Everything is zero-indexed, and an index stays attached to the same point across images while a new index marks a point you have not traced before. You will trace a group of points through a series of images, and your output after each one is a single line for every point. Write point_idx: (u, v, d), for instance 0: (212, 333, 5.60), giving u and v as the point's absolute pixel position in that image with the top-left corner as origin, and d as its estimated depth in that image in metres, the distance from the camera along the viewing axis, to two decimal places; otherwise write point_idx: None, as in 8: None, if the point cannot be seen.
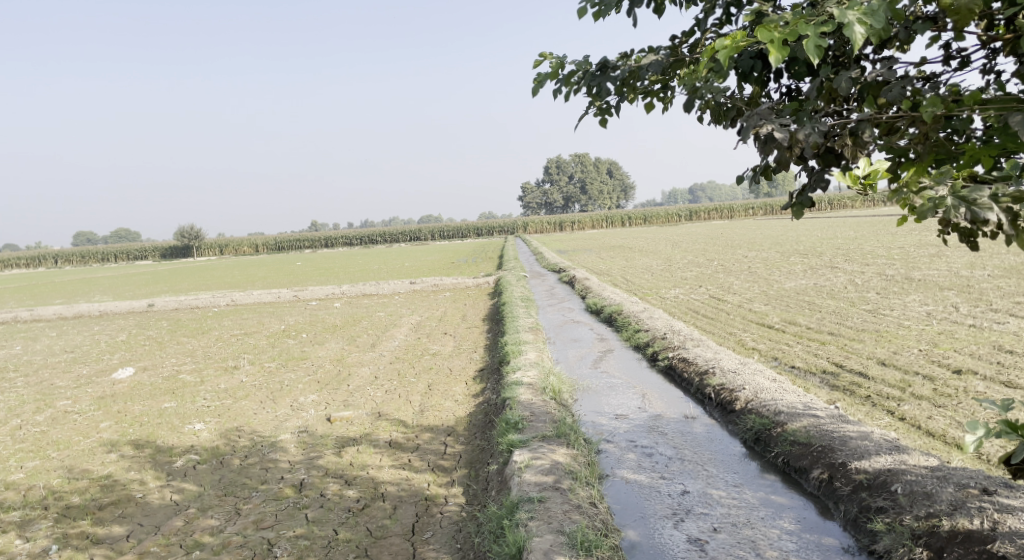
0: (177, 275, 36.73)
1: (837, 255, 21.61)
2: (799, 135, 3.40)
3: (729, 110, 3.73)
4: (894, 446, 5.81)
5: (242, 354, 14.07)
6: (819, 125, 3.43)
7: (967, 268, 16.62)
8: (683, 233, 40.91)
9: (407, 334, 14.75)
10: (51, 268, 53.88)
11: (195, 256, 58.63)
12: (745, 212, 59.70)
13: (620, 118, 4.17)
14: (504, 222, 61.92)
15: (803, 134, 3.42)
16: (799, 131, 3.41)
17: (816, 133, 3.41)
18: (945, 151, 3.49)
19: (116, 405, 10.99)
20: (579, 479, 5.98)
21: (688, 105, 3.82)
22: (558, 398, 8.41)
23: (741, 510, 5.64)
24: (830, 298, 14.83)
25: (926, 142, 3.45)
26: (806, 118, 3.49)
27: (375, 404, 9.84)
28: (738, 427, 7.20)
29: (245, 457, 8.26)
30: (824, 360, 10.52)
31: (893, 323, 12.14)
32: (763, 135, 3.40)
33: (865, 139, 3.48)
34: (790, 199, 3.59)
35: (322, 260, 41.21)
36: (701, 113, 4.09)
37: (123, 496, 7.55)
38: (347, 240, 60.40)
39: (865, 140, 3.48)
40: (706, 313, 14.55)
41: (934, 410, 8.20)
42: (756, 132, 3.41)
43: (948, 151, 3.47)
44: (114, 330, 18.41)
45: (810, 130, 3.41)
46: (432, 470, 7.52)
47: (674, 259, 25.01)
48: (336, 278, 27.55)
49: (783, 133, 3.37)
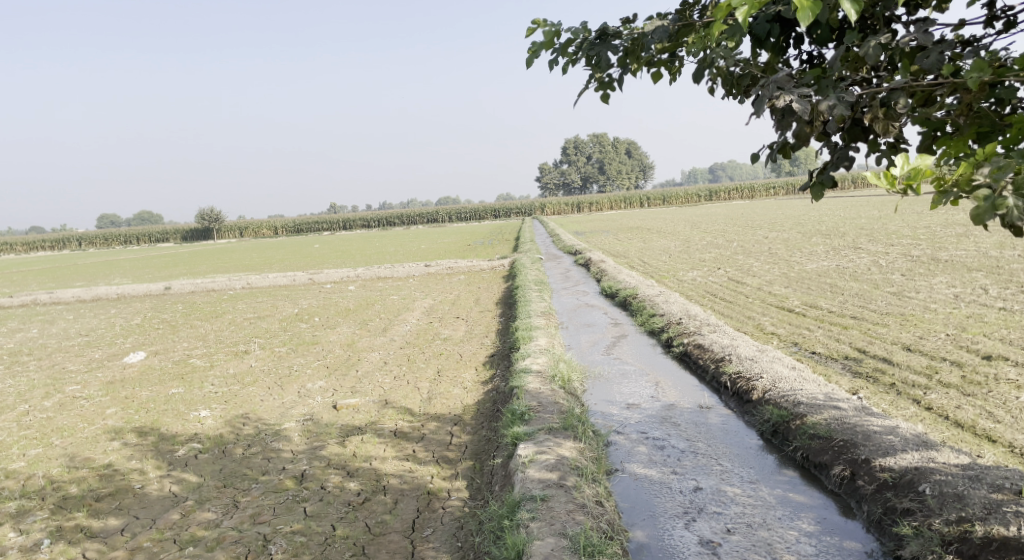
0: (196, 258, 36.78)
1: (861, 235, 21.05)
2: (821, 108, 3.08)
3: (742, 78, 3.38)
4: (922, 442, 5.47)
5: (254, 338, 13.89)
6: (843, 96, 3.10)
7: (995, 249, 16.04)
8: (703, 214, 40.28)
9: (419, 318, 14.50)
10: (75, 251, 54.26)
11: (215, 237, 58.79)
12: (766, 193, 58.81)
13: (623, 92, 3.84)
14: (522, 204, 61.46)
15: (826, 105, 3.08)
16: (821, 103, 3.08)
17: (840, 105, 3.08)
18: (990, 123, 3.14)
19: (124, 390, 10.84)
20: (585, 475, 5.70)
21: (697, 76, 3.49)
22: (568, 387, 8.11)
23: (756, 509, 5.34)
24: (853, 280, 14.37)
25: (968, 114, 3.15)
26: (828, 88, 3.15)
27: (383, 391, 9.61)
28: (755, 418, 6.88)
29: (247, 446, 8.06)
30: (846, 345, 10.13)
31: (919, 306, 11.70)
32: (780, 108, 3.08)
33: (898, 111, 3.13)
34: (810, 178, 3.23)
35: (340, 243, 41.12)
36: (711, 85, 3.74)
37: (122, 486, 7.38)
38: (366, 223, 60.27)
39: (898, 112, 3.13)
40: (724, 296, 14.16)
41: (963, 400, 7.82)
42: (773, 104, 3.08)
43: (992, 123, 3.13)
44: (130, 313, 18.35)
45: (835, 100, 3.09)
46: (436, 461, 7.27)
47: (694, 240, 24.53)
48: (353, 261, 27.36)
49: (802, 104, 3.04)
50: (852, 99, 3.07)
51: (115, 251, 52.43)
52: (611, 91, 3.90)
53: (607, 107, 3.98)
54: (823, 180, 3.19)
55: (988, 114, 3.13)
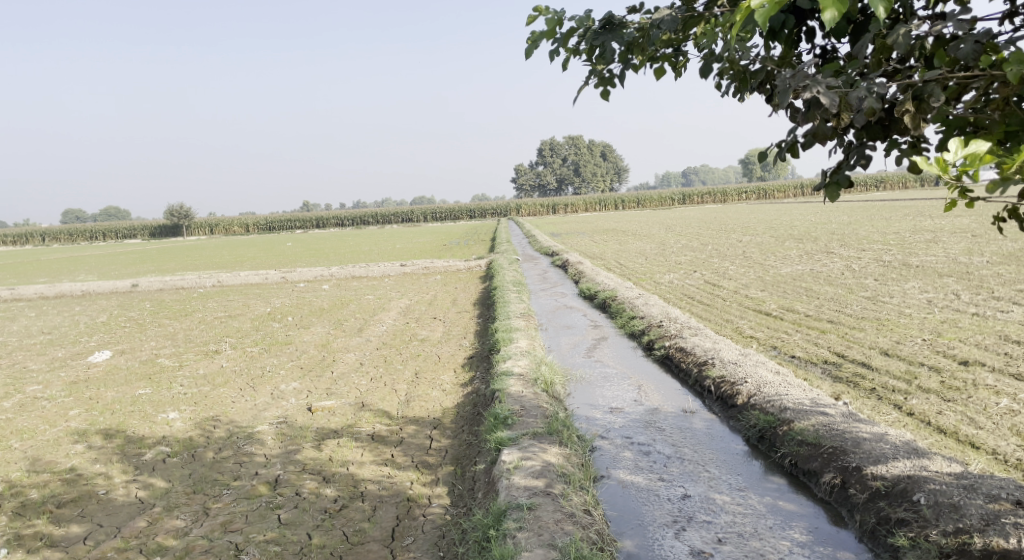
0: (165, 255, 36.10)
1: (832, 239, 21.22)
2: (850, 100, 3.10)
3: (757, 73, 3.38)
4: (913, 449, 5.42)
5: (225, 338, 13.55)
6: (874, 89, 3.11)
7: (964, 255, 16.24)
8: (677, 217, 40.47)
9: (395, 319, 14.28)
10: (41, 246, 53.04)
11: (185, 234, 57.85)
12: (738, 197, 59.33)
13: (624, 86, 3.78)
14: (497, 205, 61.30)
15: (856, 98, 3.09)
16: (851, 96, 3.10)
17: (871, 98, 3.09)
18: (1019, 121, 3.10)
19: (89, 390, 10.48)
20: (572, 483, 5.56)
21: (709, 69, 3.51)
22: (551, 390, 7.96)
23: (747, 517, 5.24)
24: (828, 284, 14.42)
25: (1003, 110, 3.11)
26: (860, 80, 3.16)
27: (359, 393, 9.39)
28: (740, 424, 6.78)
29: (219, 450, 7.79)
30: (825, 349, 10.11)
31: (894, 311, 11.74)
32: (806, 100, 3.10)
33: (932, 104, 3.11)
34: (825, 176, 3.32)
35: (313, 241, 40.66)
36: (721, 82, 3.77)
37: (85, 492, 7.08)
38: (339, 221, 59.72)
39: (932, 105, 3.11)
40: (701, 299, 14.13)
41: (944, 405, 7.80)
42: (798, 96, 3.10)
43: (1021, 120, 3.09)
44: (96, 310, 17.85)
45: (865, 93, 3.09)
46: (416, 466, 7.08)
47: (669, 243, 24.58)
48: (326, 260, 27.00)
49: (831, 95, 3.07)
50: (882, 92, 3.07)
51: (80, 247, 51.31)
52: (611, 86, 3.84)
53: (606, 103, 3.91)
54: (838, 179, 3.29)
55: (1018, 113, 3.09)
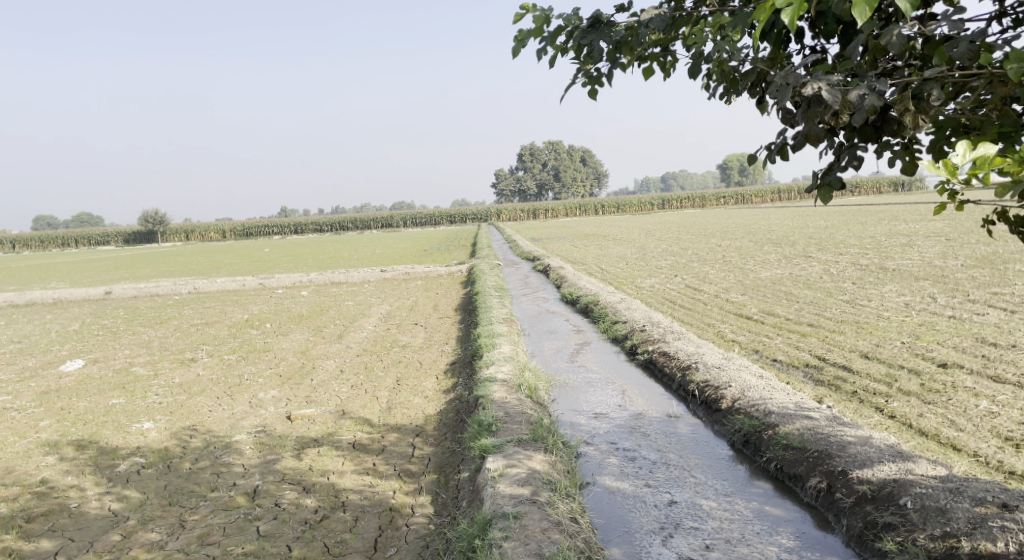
0: (141, 261, 35.60)
1: (810, 244, 21.37)
2: (851, 98, 3.26)
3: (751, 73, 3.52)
4: (898, 453, 5.42)
5: (201, 345, 13.35)
6: (874, 87, 3.27)
7: (939, 258, 16.40)
8: (656, 221, 40.61)
9: (376, 325, 14.14)
10: (12, 253, 52.12)
11: (160, 241, 57.08)
12: (716, 201, 59.66)
13: (611, 86, 3.86)
14: (477, 210, 61.18)
15: (857, 96, 3.25)
16: (851, 93, 3.26)
17: (872, 96, 3.25)
18: (1013, 123, 3.29)
19: (61, 400, 10.26)
20: (558, 490, 5.50)
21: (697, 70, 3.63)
22: (535, 396, 7.90)
23: (734, 523, 5.22)
24: (807, 288, 14.48)
25: (1002, 111, 3.28)
26: (857, 80, 3.33)
27: (339, 401, 9.26)
28: (724, 428, 6.75)
29: (195, 461, 7.64)
30: (806, 352, 10.14)
31: (873, 314, 11.81)
32: (808, 96, 3.27)
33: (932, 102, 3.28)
34: (816, 179, 3.46)
35: (292, 247, 40.32)
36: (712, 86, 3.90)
37: (56, 505, 6.91)
38: (317, 227, 59.18)
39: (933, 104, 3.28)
40: (682, 303, 14.13)
41: (925, 407, 7.84)
42: (801, 93, 3.27)
43: (1016, 122, 3.29)
44: (68, 318, 17.50)
45: (866, 91, 3.26)
46: (398, 475, 6.98)
47: (649, 247, 24.61)
48: (304, 266, 26.74)
49: (832, 93, 3.22)
50: (883, 90, 3.24)
51: (52, 253, 50.47)
52: (599, 86, 3.94)
53: (593, 102, 4.00)
54: (829, 182, 3.44)
55: (1012, 114, 3.28)
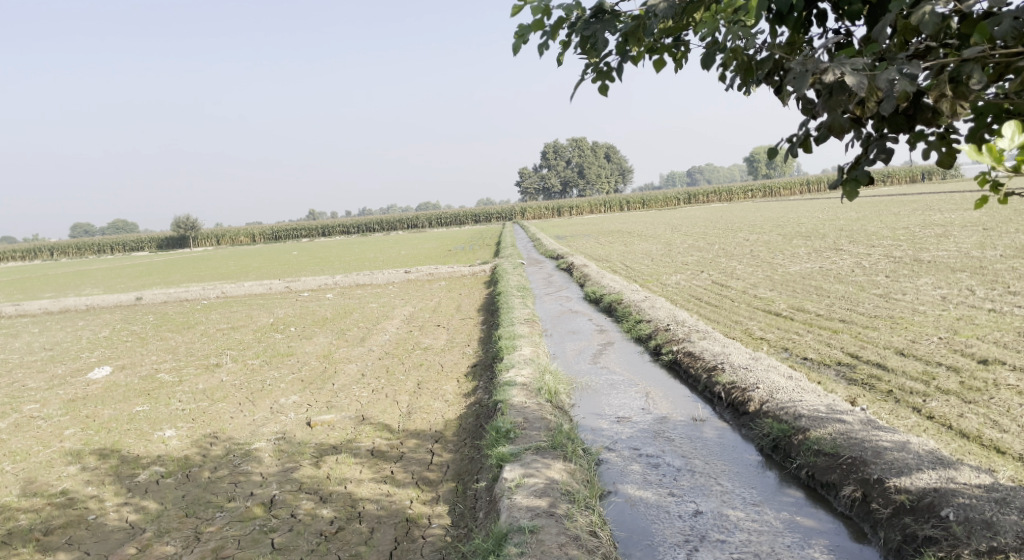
0: (171, 267, 35.94)
1: (841, 236, 20.83)
2: (879, 84, 3.01)
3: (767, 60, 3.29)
4: (938, 459, 5.14)
5: (226, 350, 13.31)
6: (905, 70, 3.02)
7: (977, 248, 15.87)
8: (683, 217, 40.15)
9: (399, 327, 14.01)
10: (48, 261, 52.93)
11: (191, 246, 57.81)
12: (744, 194, 58.97)
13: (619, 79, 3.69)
14: (502, 208, 61.12)
15: (886, 80, 3.00)
16: (879, 78, 3.01)
17: (902, 81, 2.99)
18: None
19: (86, 408, 10.25)
20: (577, 501, 5.31)
21: (711, 60, 3.43)
22: (555, 400, 7.68)
23: (763, 536, 4.98)
24: (838, 283, 14.07)
25: None
26: (887, 63, 3.07)
27: (360, 406, 9.11)
28: (753, 432, 6.47)
29: (214, 469, 7.53)
30: (838, 350, 9.79)
31: (907, 308, 11.41)
32: (828, 81, 3.03)
33: (972, 87, 3.02)
34: (842, 173, 3.23)
35: (319, 250, 40.56)
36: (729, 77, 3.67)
37: (75, 517, 6.84)
38: (345, 229, 59.54)
39: (972, 88, 3.02)
40: (709, 300, 13.81)
41: (965, 407, 7.48)
42: (821, 78, 3.02)
43: None
44: (99, 325, 17.62)
45: (895, 75, 3.00)
46: (416, 483, 6.82)
47: (676, 243, 24.25)
48: (330, 268, 26.77)
49: (856, 77, 2.97)
50: (914, 73, 2.97)
51: (88, 260, 51.45)
52: (609, 80, 3.92)
53: (604, 97, 4.01)
54: (857, 175, 3.21)
55: None
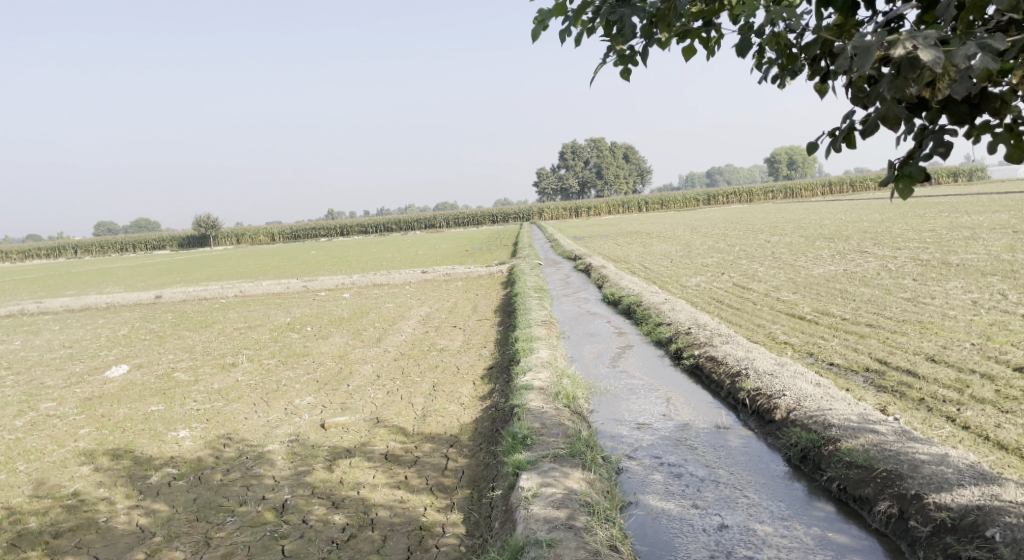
0: (191, 266, 35.99)
1: (865, 238, 20.42)
2: (957, 60, 2.98)
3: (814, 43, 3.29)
4: (980, 473, 4.91)
5: (242, 350, 13.19)
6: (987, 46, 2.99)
7: (1007, 252, 15.44)
8: (702, 217, 39.72)
9: (415, 328, 13.84)
10: (71, 259, 53.34)
11: (212, 245, 58.04)
12: (764, 195, 58.29)
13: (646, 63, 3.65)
14: (521, 209, 60.91)
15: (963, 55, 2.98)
16: (957, 55, 2.98)
17: (984, 57, 2.96)
18: None
19: (102, 407, 10.15)
20: (597, 514, 5.11)
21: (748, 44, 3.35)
22: (573, 405, 7.45)
23: (793, 553, 4.75)
24: (863, 286, 13.72)
25: None
26: (962, 39, 3.05)
27: (374, 408, 8.94)
28: (780, 441, 6.21)
29: (226, 472, 7.38)
30: (866, 356, 9.48)
31: (937, 313, 11.06)
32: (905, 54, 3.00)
33: None
34: (896, 169, 3.20)
35: (337, 249, 40.51)
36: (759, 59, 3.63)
37: (85, 520, 6.71)
38: (363, 229, 59.50)
39: None
40: (731, 303, 13.52)
41: (1002, 417, 7.18)
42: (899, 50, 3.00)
43: None
44: (118, 323, 17.60)
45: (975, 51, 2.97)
46: (431, 490, 6.63)
47: (695, 245, 23.88)
48: (348, 268, 26.68)
49: (932, 52, 2.95)
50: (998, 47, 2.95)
51: (110, 259, 51.90)
52: (632, 65, 3.94)
53: (628, 82, 4.04)
54: (910, 172, 3.18)
55: None
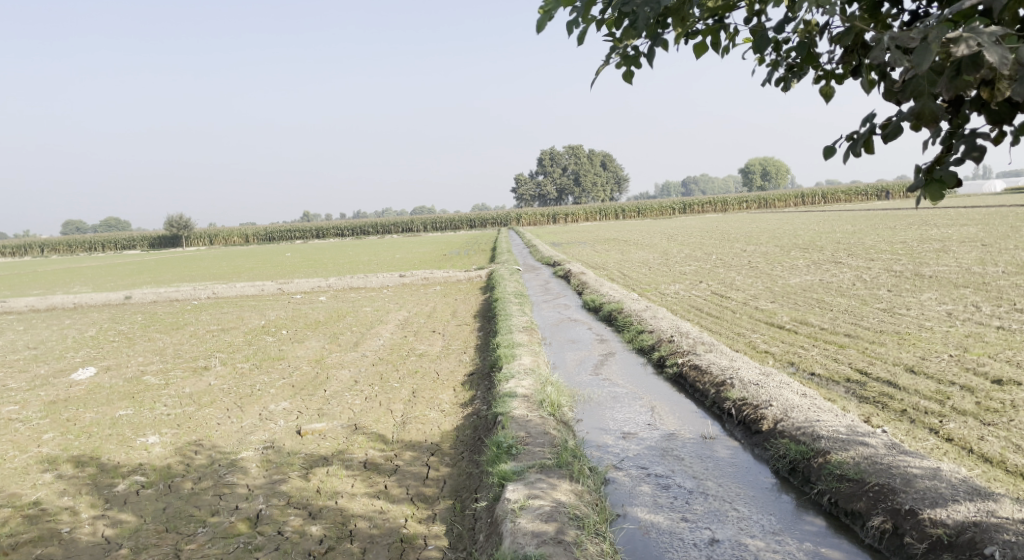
0: (164, 266, 35.40)
1: (840, 249, 20.55)
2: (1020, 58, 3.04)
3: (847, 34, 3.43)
4: (974, 489, 4.90)
5: (215, 353, 12.88)
6: None
7: (978, 264, 15.61)
8: (678, 226, 39.92)
9: (393, 332, 13.63)
10: (39, 257, 52.20)
11: (183, 246, 57.13)
12: (738, 205, 58.80)
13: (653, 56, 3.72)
14: (498, 214, 60.80)
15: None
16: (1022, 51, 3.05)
17: None
18: None
19: (67, 412, 9.82)
20: (586, 528, 5.00)
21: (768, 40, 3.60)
22: (558, 414, 7.32)
23: None
24: (840, 296, 13.76)
25: None
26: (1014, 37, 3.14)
27: (352, 414, 8.73)
28: (766, 453, 6.13)
29: (197, 480, 7.13)
30: (846, 366, 9.46)
31: (914, 324, 11.10)
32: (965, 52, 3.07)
33: None
34: (926, 173, 3.34)
35: (312, 252, 40.10)
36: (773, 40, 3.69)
37: (47, 531, 6.43)
38: (339, 231, 58.94)
39: None
40: (710, 311, 13.49)
41: (984, 430, 7.16)
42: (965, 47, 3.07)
43: None
44: (85, 324, 17.15)
45: None
46: (411, 499, 6.46)
47: (672, 253, 23.91)
48: (324, 271, 26.35)
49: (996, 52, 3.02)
50: None
51: (79, 258, 51.03)
52: (635, 65, 3.96)
53: (631, 84, 4.04)
54: (942, 176, 3.31)
55: None
